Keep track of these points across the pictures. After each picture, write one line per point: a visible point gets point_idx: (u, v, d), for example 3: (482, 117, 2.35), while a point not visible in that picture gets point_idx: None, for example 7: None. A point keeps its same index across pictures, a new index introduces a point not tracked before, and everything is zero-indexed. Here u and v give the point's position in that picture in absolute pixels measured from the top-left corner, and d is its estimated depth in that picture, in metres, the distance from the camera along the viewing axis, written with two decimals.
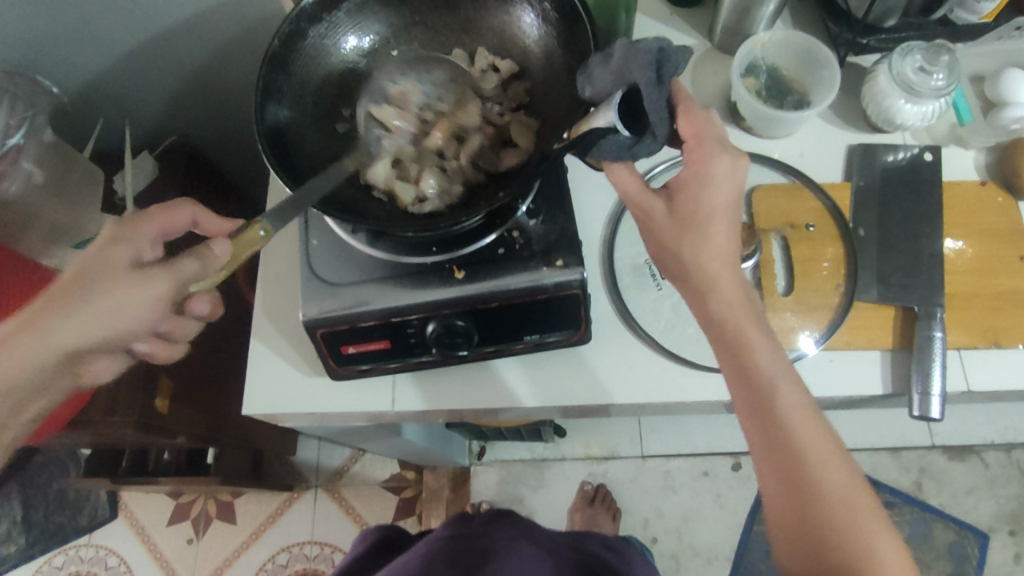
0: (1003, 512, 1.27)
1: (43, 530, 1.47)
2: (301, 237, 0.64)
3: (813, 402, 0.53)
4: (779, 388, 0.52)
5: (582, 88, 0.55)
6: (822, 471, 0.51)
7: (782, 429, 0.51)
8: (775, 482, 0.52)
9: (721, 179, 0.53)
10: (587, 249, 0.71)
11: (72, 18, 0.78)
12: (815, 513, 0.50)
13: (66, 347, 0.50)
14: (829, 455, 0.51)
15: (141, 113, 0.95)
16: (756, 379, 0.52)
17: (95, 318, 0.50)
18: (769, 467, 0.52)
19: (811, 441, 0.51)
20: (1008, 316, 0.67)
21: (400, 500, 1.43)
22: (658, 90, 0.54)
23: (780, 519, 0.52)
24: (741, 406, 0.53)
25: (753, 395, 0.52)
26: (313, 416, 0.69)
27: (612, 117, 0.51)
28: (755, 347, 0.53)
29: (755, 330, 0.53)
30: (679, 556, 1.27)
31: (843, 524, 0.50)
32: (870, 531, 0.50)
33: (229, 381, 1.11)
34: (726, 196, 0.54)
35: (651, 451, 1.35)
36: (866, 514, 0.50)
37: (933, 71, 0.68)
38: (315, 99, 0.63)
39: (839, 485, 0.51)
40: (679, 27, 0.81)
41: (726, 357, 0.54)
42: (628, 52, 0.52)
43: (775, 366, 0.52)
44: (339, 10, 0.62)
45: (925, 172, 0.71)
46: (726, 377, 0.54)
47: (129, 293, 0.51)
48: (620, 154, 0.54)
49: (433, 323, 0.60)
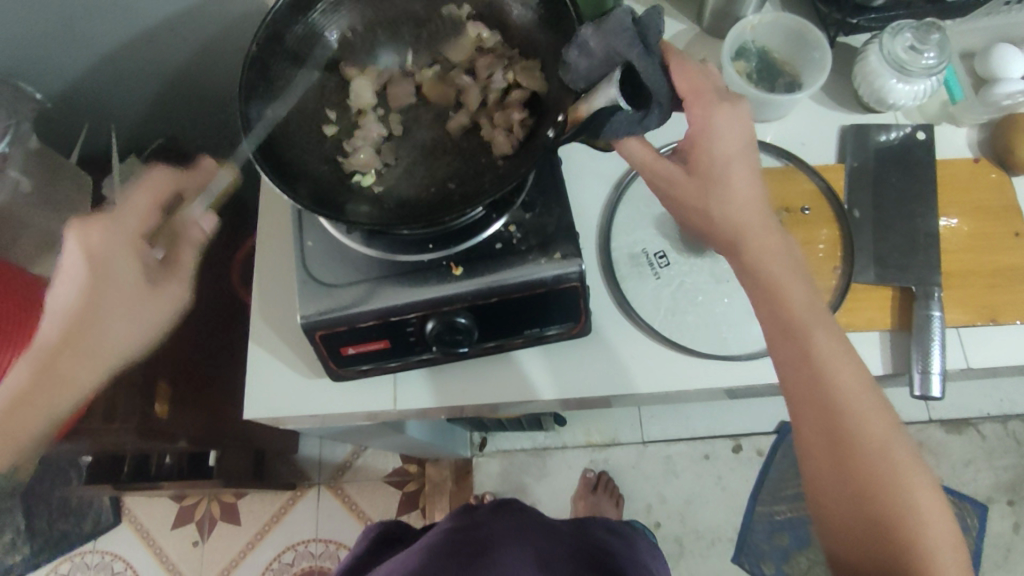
0: (1001, 483, 1.28)
1: (47, 539, 1.46)
2: (296, 238, 0.63)
3: (851, 348, 0.53)
4: (813, 335, 0.52)
5: (572, 82, 0.55)
6: (858, 414, 0.51)
7: (814, 372, 0.51)
8: (809, 428, 0.52)
9: (722, 136, 0.54)
10: (584, 238, 0.71)
11: (52, 22, 0.76)
12: (850, 458, 0.51)
13: (133, 329, 0.62)
14: (868, 400, 0.51)
15: (126, 116, 0.94)
16: (791, 327, 0.52)
17: (105, 340, 0.61)
18: (803, 414, 0.53)
19: (846, 386, 0.51)
20: (1005, 291, 0.68)
21: (404, 494, 1.44)
22: (650, 59, 0.53)
23: (815, 464, 0.53)
24: (775, 352, 0.54)
25: (785, 340, 0.52)
26: (314, 418, 0.69)
27: (613, 94, 0.51)
28: (790, 295, 0.53)
29: (789, 279, 0.53)
30: (683, 539, 1.28)
31: (879, 467, 0.50)
32: (906, 479, 0.50)
33: (228, 381, 1.11)
34: (726, 150, 0.54)
35: (652, 437, 1.36)
36: (905, 462, 0.51)
37: (923, 50, 0.67)
38: (300, 103, 0.62)
39: (877, 432, 0.51)
40: (669, 12, 0.80)
41: (760, 305, 0.54)
42: (604, 33, 0.53)
43: (808, 311, 0.52)
44: (315, 9, 0.61)
45: (917, 152, 0.71)
46: (761, 325, 0.55)
47: (155, 306, 0.62)
48: (633, 127, 0.53)
49: (433, 320, 0.59)
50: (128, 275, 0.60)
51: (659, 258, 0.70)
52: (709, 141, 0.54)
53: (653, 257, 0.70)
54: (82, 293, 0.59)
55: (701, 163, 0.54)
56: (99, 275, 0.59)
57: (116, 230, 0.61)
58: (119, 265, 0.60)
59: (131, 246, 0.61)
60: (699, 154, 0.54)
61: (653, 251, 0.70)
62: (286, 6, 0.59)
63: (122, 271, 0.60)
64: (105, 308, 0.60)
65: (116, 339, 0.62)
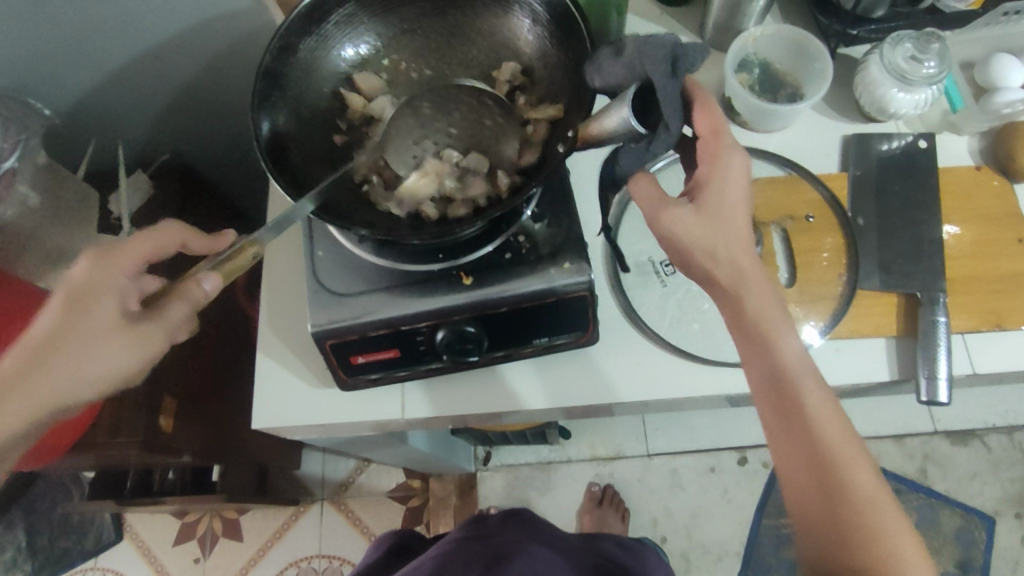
0: (1008, 496, 1.27)
1: (48, 556, 1.45)
2: (306, 248, 0.64)
3: (834, 396, 0.53)
4: (802, 383, 0.52)
5: (591, 78, 0.55)
6: (847, 467, 0.51)
7: (801, 422, 0.51)
8: (796, 478, 0.52)
9: (732, 177, 0.53)
10: (592, 249, 0.71)
11: (63, 39, 0.77)
12: (841, 508, 0.51)
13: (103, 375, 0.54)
14: (853, 451, 0.51)
15: (132, 131, 0.94)
16: (779, 373, 0.52)
17: (77, 375, 0.54)
18: (790, 461, 0.52)
19: (832, 436, 0.51)
20: (1009, 298, 0.68)
21: (407, 510, 1.43)
22: (673, 82, 0.52)
23: (805, 512, 0.52)
24: (763, 400, 0.53)
25: (777, 389, 0.52)
26: (321, 428, 0.69)
27: (626, 114, 0.52)
28: (779, 338, 0.52)
29: (778, 320, 0.52)
30: (689, 554, 1.27)
31: (869, 520, 0.50)
32: (892, 533, 0.50)
33: (232, 398, 1.11)
34: (732, 184, 0.53)
35: (657, 450, 1.35)
36: (890, 516, 0.51)
37: (924, 59, 0.68)
38: (310, 114, 0.63)
39: (864, 483, 0.51)
40: (671, 26, 0.81)
41: (748, 356, 0.53)
42: (639, 47, 0.52)
43: (798, 360, 0.52)
44: (328, 22, 0.62)
45: (920, 160, 0.72)
46: (747, 370, 0.54)
47: (123, 351, 0.54)
48: (640, 150, 0.54)
49: (443, 329, 0.60)
50: (106, 310, 0.55)
51: (666, 266, 0.70)
52: (720, 182, 0.53)
53: (659, 267, 0.70)
54: (53, 321, 0.54)
55: (711, 202, 0.53)
56: (79, 300, 0.54)
57: (115, 265, 0.56)
58: (101, 296, 0.55)
59: (120, 278, 0.56)
60: (710, 193, 0.53)
61: (659, 260, 0.70)
62: (298, 18, 0.59)
63: (99, 305, 0.55)
64: (81, 343, 0.53)
65: (78, 384, 0.54)
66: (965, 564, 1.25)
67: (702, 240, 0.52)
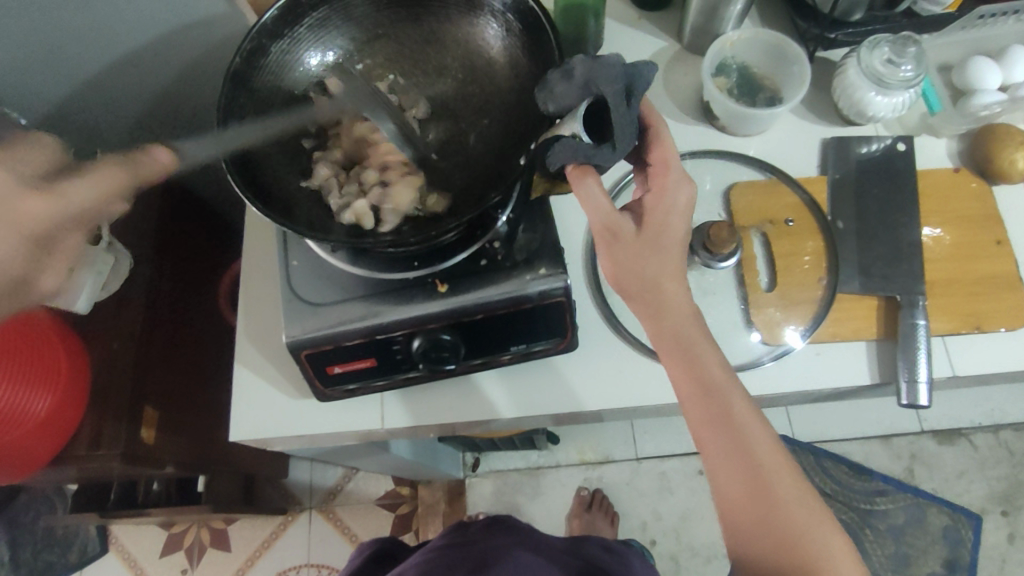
0: (994, 494, 1.28)
1: (32, 569, 1.43)
2: (280, 258, 0.63)
3: (757, 405, 0.54)
4: (728, 395, 0.52)
5: (543, 105, 0.53)
6: (774, 472, 0.52)
7: (729, 432, 0.51)
8: (729, 488, 0.52)
9: (677, 208, 0.53)
10: (570, 255, 0.71)
11: (34, 46, 0.76)
12: (771, 512, 0.51)
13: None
14: (780, 459, 0.52)
15: (110, 138, 0.93)
16: (706, 386, 0.52)
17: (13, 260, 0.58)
18: (723, 471, 0.52)
19: (759, 445, 0.52)
20: (988, 299, 0.68)
21: (396, 517, 1.42)
22: (629, 106, 0.51)
23: (738, 522, 0.53)
24: (692, 411, 0.53)
25: (705, 401, 0.52)
26: (302, 439, 0.68)
27: (577, 128, 0.51)
28: (703, 351, 0.53)
29: (702, 333, 0.53)
30: (678, 557, 1.27)
31: (797, 520, 0.51)
32: (823, 538, 0.51)
33: (213, 409, 1.10)
34: (674, 218, 0.53)
35: (646, 453, 1.35)
36: (819, 522, 0.52)
37: (901, 63, 0.68)
38: (279, 118, 0.62)
39: (790, 490, 0.52)
40: (649, 30, 0.81)
41: (676, 368, 0.53)
42: (590, 67, 0.51)
43: (722, 370, 0.53)
44: (301, 25, 0.61)
45: (899, 163, 0.72)
46: (675, 383, 0.54)
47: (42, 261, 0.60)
48: (577, 156, 0.51)
49: (419, 338, 0.59)
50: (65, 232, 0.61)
51: None
52: (664, 210, 0.53)
53: None
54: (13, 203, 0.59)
55: (653, 226, 0.53)
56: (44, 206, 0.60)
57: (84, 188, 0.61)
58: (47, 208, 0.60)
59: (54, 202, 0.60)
60: (654, 217, 0.53)
61: None
62: (270, 21, 0.59)
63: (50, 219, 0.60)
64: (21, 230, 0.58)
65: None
66: (952, 563, 1.24)
67: (632, 263, 0.52)
